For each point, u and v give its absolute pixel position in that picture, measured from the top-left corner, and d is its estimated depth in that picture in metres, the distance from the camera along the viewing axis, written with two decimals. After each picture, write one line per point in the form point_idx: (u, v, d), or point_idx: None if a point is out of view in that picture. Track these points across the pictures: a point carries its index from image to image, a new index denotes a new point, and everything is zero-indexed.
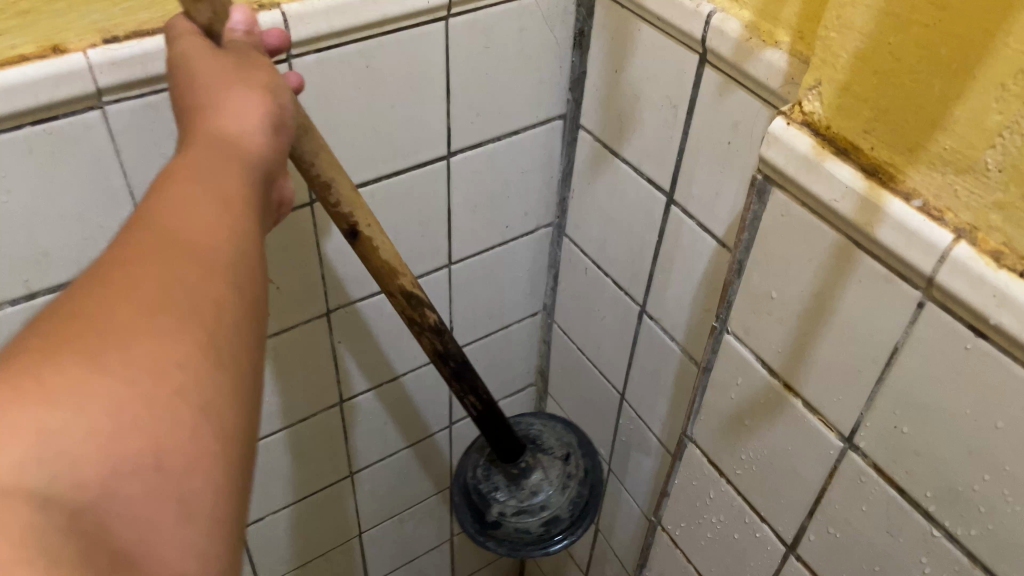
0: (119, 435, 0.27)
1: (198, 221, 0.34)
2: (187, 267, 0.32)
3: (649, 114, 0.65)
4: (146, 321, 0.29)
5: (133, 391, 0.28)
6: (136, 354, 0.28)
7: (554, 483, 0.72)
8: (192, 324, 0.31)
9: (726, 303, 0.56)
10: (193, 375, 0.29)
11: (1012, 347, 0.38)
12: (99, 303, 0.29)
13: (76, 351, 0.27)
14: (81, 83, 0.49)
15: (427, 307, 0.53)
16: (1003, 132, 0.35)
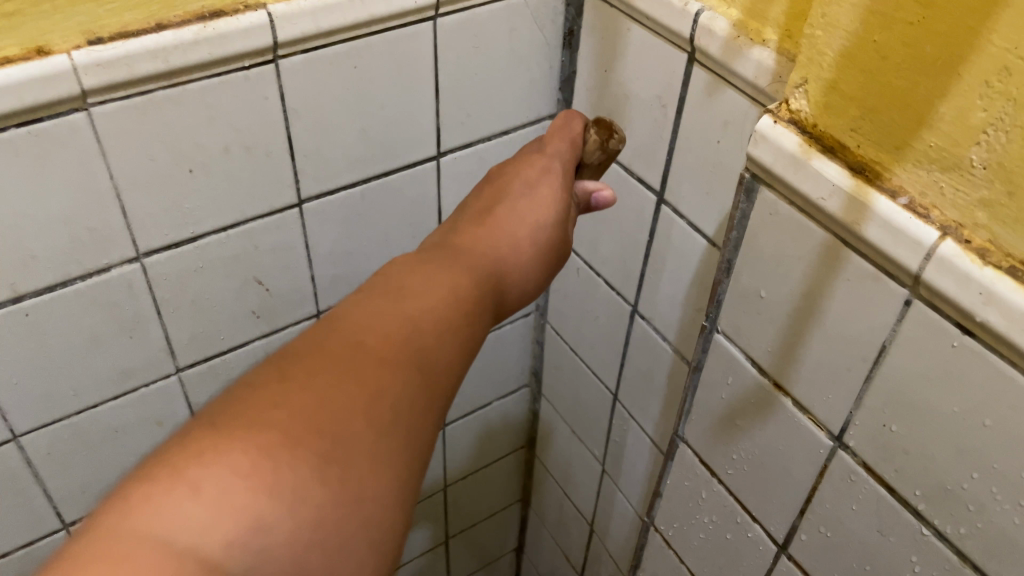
0: (308, 547, 0.33)
1: (445, 365, 0.41)
2: (412, 403, 0.38)
3: (638, 114, 0.65)
4: (368, 450, 0.36)
5: (334, 511, 0.34)
6: (347, 477, 0.35)
7: None
8: (393, 461, 0.36)
9: (716, 302, 0.56)
10: (377, 508, 0.35)
11: (998, 344, 0.38)
12: (346, 413, 0.36)
13: (314, 460, 0.34)
14: (65, 85, 0.49)
15: None
16: (987, 130, 0.35)
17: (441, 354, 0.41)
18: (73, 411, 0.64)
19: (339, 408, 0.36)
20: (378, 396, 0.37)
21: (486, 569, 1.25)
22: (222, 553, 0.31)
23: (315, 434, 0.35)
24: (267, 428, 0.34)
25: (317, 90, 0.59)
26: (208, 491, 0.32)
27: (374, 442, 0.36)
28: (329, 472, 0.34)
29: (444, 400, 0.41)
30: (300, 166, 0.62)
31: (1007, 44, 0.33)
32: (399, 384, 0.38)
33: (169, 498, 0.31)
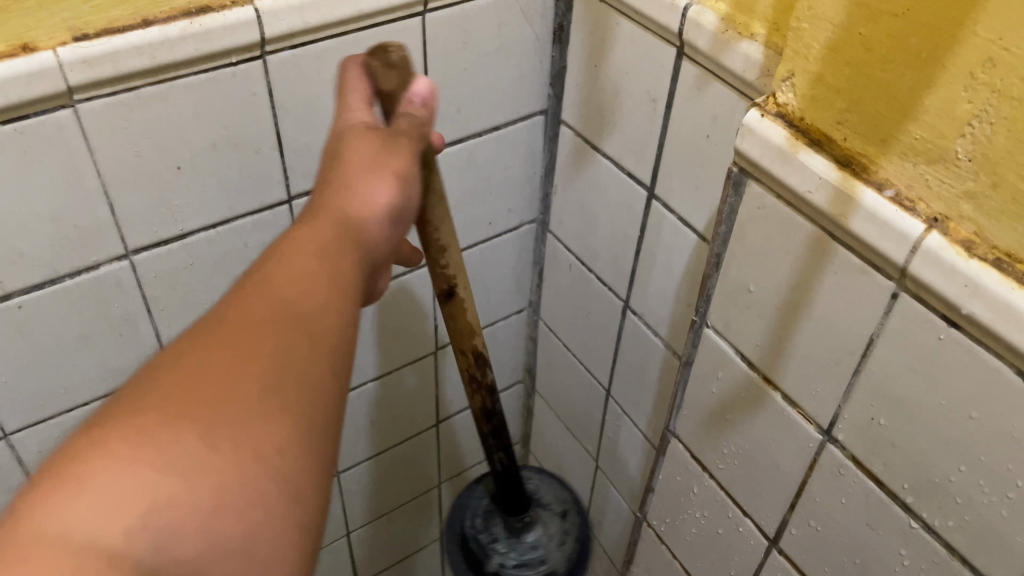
0: (215, 517, 0.29)
1: (319, 309, 0.36)
2: (302, 354, 0.34)
3: (628, 109, 0.65)
4: (258, 409, 0.32)
5: (235, 475, 0.30)
6: (244, 440, 0.31)
7: (553, 538, 0.75)
8: (296, 415, 0.33)
9: (705, 296, 0.55)
10: (290, 466, 0.32)
11: (984, 336, 0.38)
12: (227, 381, 0.32)
13: (196, 431, 0.30)
14: (51, 81, 0.48)
15: (489, 366, 0.59)
16: (972, 122, 0.35)
17: (311, 299, 0.36)
18: (64, 409, 0.64)
19: (213, 377, 0.32)
20: (256, 357, 0.33)
21: None
22: (126, 542, 0.27)
23: (192, 412, 0.31)
24: (135, 417, 0.30)
25: (305, 86, 0.59)
26: (94, 487, 0.28)
27: (264, 399, 0.32)
28: (215, 438, 0.31)
29: (342, 347, 0.36)
30: (290, 162, 0.62)
31: (991, 36, 0.33)
32: (274, 341, 0.34)
33: (52, 503, 0.27)
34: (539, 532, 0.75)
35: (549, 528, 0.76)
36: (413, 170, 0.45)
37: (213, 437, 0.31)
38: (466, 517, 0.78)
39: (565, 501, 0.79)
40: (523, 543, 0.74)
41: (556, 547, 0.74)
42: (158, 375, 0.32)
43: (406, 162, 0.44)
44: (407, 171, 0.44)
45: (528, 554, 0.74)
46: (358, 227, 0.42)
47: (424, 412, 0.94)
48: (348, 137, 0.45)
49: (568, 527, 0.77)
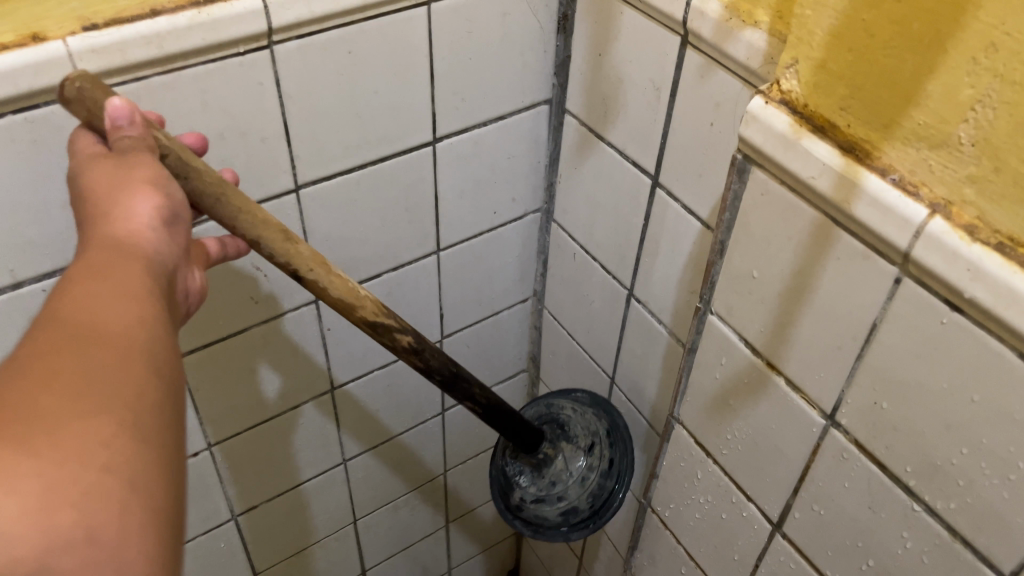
0: (51, 514, 0.29)
1: (108, 312, 0.36)
2: (106, 356, 0.34)
3: (632, 98, 0.66)
4: (77, 410, 0.31)
5: (65, 473, 0.29)
6: (64, 438, 0.30)
7: (574, 475, 0.75)
8: (119, 409, 0.32)
9: (710, 283, 0.56)
10: (121, 457, 0.31)
11: (987, 320, 0.38)
12: (32, 392, 0.31)
13: (16, 441, 0.29)
14: (61, 71, 0.49)
15: (397, 331, 0.52)
16: (975, 106, 0.36)
17: (101, 309, 0.36)
18: None
19: (21, 390, 0.31)
20: (62, 367, 0.32)
21: (485, 553, 1.26)
22: None
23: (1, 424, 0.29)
24: None
25: (311, 76, 0.59)
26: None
27: (78, 400, 0.31)
28: (36, 444, 0.29)
29: (149, 341, 0.36)
30: (297, 152, 0.63)
31: (994, 20, 0.33)
32: (74, 350, 0.33)
33: None
34: (559, 469, 0.75)
35: (571, 467, 0.75)
36: (163, 174, 0.44)
37: (31, 442, 0.29)
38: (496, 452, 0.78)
39: (594, 433, 0.77)
40: (544, 478, 0.75)
41: (578, 486, 0.75)
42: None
43: (154, 172, 0.43)
44: (159, 177, 0.43)
45: (549, 491, 0.75)
46: (136, 245, 0.41)
47: (430, 400, 0.95)
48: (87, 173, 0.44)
49: (592, 462, 0.75)
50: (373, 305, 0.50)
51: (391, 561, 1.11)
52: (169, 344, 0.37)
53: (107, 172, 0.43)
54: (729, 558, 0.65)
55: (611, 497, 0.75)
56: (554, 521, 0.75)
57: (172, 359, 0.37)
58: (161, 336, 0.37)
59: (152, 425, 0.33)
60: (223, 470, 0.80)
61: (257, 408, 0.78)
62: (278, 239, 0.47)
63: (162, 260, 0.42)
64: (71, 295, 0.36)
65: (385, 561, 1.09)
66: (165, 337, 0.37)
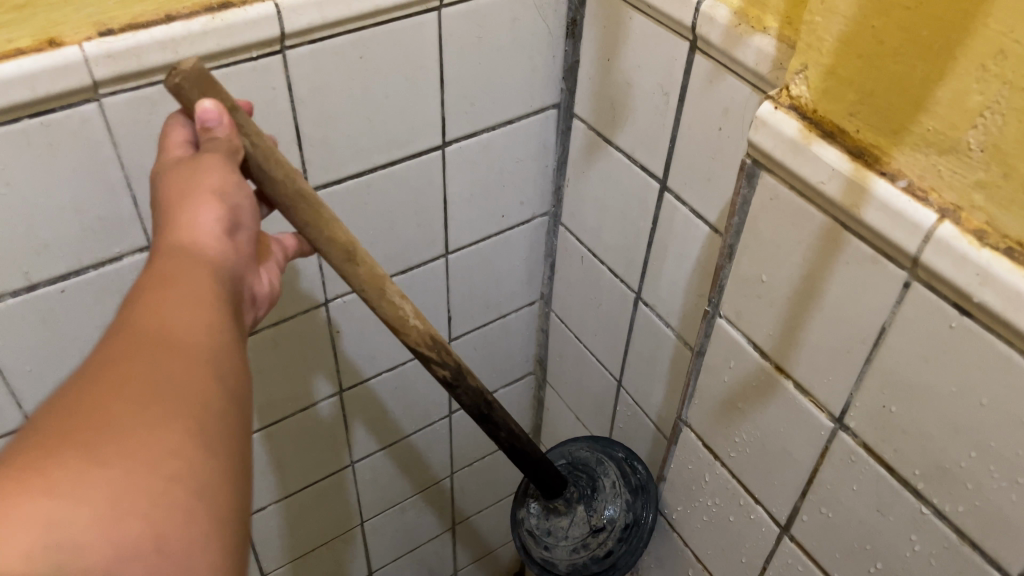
0: (121, 523, 0.29)
1: (179, 325, 0.36)
2: (176, 367, 0.34)
3: (641, 102, 0.66)
4: (143, 422, 0.31)
5: (135, 482, 0.30)
6: (133, 448, 0.30)
7: (569, 539, 0.74)
8: (185, 420, 0.33)
9: (719, 286, 0.56)
10: (188, 465, 0.31)
11: (995, 324, 0.39)
12: (106, 405, 0.31)
13: (87, 453, 0.29)
14: (77, 76, 0.49)
15: (436, 362, 0.53)
16: (984, 113, 0.36)
17: (172, 320, 0.36)
18: None
19: (94, 400, 0.31)
20: (132, 378, 0.33)
21: (491, 556, 1.26)
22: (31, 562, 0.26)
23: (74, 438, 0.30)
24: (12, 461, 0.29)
25: (323, 81, 0.60)
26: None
27: (149, 409, 0.32)
28: (105, 453, 0.30)
29: (217, 350, 0.36)
30: (307, 156, 0.63)
31: (1003, 28, 0.34)
32: (145, 360, 0.34)
33: None
34: (560, 526, 0.74)
35: (569, 531, 0.74)
36: (235, 179, 0.44)
37: (102, 453, 0.30)
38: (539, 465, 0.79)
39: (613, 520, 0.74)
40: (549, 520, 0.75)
41: (567, 550, 0.74)
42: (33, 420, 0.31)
43: (224, 178, 0.43)
44: (228, 184, 0.43)
45: (546, 533, 0.75)
46: (204, 252, 0.41)
47: (437, 402, 0.95)
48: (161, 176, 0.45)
49: (591, 542, 0.74)
50: (424, 332, 0.52)
51: (398, 564, 1.11)
52: (234, 353, 0.37)
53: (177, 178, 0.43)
54: (737, 561, 0.66)
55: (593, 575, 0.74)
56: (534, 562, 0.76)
57: (238, 367, 0.37)
58: (227, 345, 0.37)
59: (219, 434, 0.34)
60: None
61: (267, 407, 0.77)
62: (339, 257, 0.48)
63: (230, 267, 0.42)
64: (145, 307, 0.36)
65: (391, 563, 1.10)
66: (231, 346, 0.37)
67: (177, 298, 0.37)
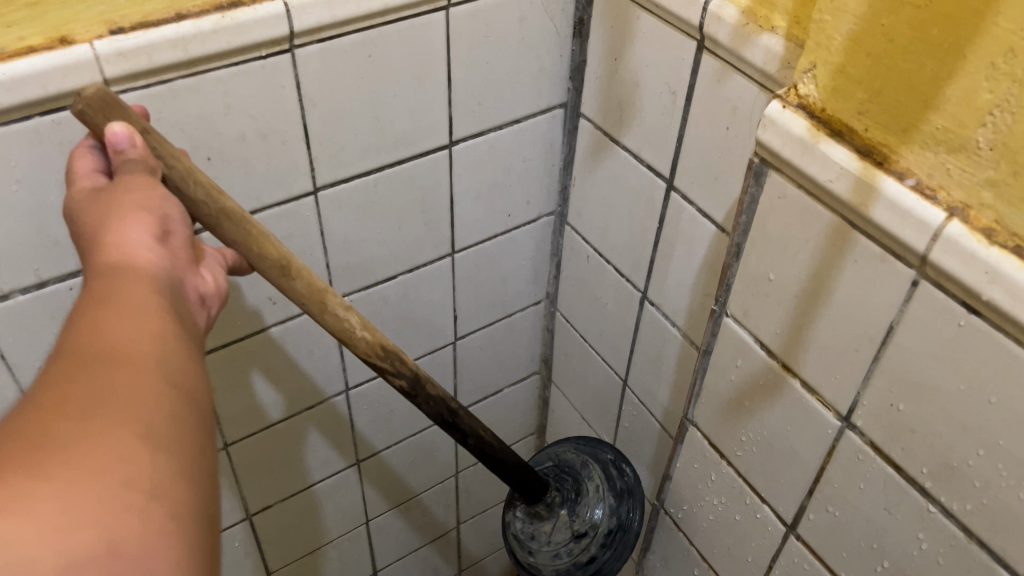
0: (72, 531, 0.28)
1: (110, 336, 0.35)
2: (116, 377, 0.33)
3: (648, 101, 0.66)
4: (83, 435, 0.31)
5: (80, 491, 0.29)
6: (75, 460, 0.30)
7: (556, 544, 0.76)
8: (131, 426, 0.32)
9: (725, 285, 0.57)
10: (139, 471, 0.31)
11: (1004, 323, 0.39)
12: (39, 424, 0.30)
13: (26, 468, 0.29)
14: (88, 74, 0.50)
15: (389, 371, 0.53)
16: (993, 111, 0.36)
17: (102, 335, 0.35)
18: None
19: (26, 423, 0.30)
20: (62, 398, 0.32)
21: (495, 555, 1.27)
22: None
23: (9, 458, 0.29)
24: None
25: (332, 79, 0.60)
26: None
27: (87, 422, 0.31)
28: (45, 468, 0.29)
29: (154, 357, 0.36)
30: (316, 155, 0.64)
31: (1012, 27, 0.34)
32: (76, 379, 0.33)
33: None
34: (544, 530, 0.76)
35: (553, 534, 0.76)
36: (157, 194, 0.43)
37: (43, 467, 0.29)
38: None
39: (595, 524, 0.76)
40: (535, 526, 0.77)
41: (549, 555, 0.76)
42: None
43: (147, 194, 0.43)
44: (150, 200, 0.43)
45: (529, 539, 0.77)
46: (141, 263, 0.40)
47: None
48: (83, 208, 0.44)
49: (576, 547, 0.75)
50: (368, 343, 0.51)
51: (402, 562, 1.11)
52: (179, 356, 0.37)
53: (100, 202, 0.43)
54: (743, 559, 0.66)
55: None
56: (520, 565, 0.78)
57: (184, 373, 0.37)
58: (170, 350, 0.37)
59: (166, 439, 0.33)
60: (238, 469, 0.80)
61: (273, 406, 0.79)
62: (273, 271, 0.48)
63: (169, 279, 0.42)
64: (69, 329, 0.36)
65: (396, 561, 1.10)
66: (175, 350, 0.37)
67: (108, 312, 0.37)
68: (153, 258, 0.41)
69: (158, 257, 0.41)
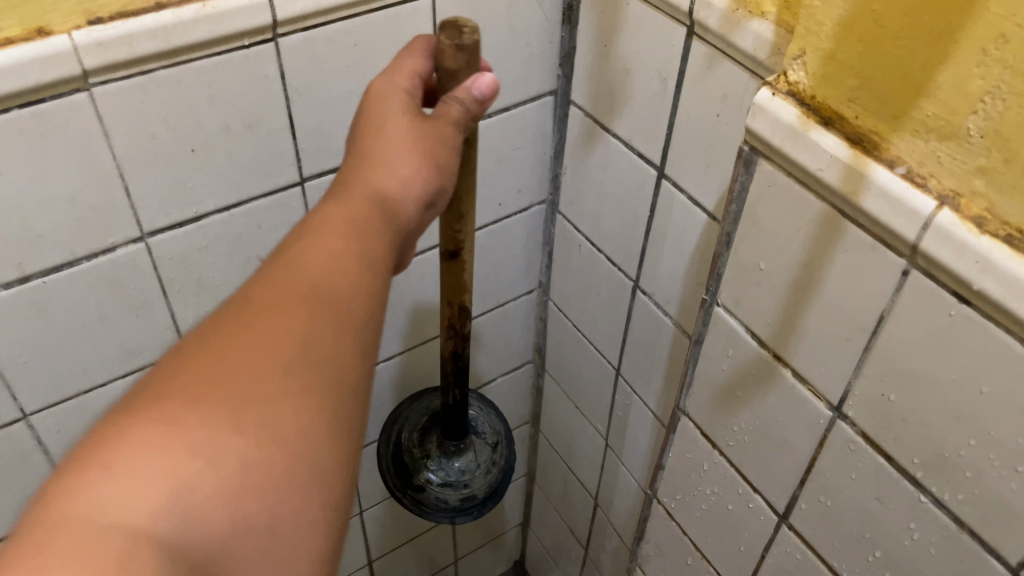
0: (241, 498, 0.32)
1: (340, 283, 0.39)
2: (324, 336, 0.37)
3: (638, 88, 0.65)
4: (282, 393, 0.35)
5: (261, 454, 0.33)
6: (266, 417, 0.34)
7: (480, 466, 0.77)
8: (319, 396, 0.36)
9: (716, 274, 0.56)
10: (312, 444, 0.35)
11: (995, 313, 0.38)
12: (252, 362, 0.35)
13: (226, 414, 0.33)
14: (67, 65, 0.49)
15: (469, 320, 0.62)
16: (985, 98, 0.35)
17: (337, 279, 0.39)
18: (81, 390, 0.65)
19: (241, 357, 0.35)
20: (278, 339, 0.36)
21: (491, 544, 1.27)
22: (153, 518, 0.30)
23: (218, 395, 0.34)
24: (157, 405, 0.33)
25: (317, 68, 0.59)
26: (119, 470, 0.30)
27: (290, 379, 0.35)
28: (241, 417, 0.34)
29: (360, 321, 0.39)
30: (302, 145, 0.63)
31: (1004, 12, 0.33)
32: (296, 323, 0.37)
33: (83, 484, 0.30)
34: (467, 466, 0.76)
35: (477, 456, 0.77)
36: (448, 151, 0.46)
37: (239, 417, 0.33)
38: (404, 429, 0.78)
39: (499, 433, 0.81)
40: (453, 466, 0.75)
41: (481, 477, 0.76)
42: (172, 359, 0.35)
43: (442, 141, 0.46)
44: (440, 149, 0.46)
45: (455, 477, 0.75)
46: (391, 203, 0.44)
47: None
48: (384, 105, 0.46)
49: (495, 458, 0.78)
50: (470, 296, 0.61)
51: (397, 551, 1.12)
52: (377, 321, 0.41)
53: (388, 122, 0.46)
54: (736, 549, 0.65)
55: (483, 504, 0.76)
56: (419, 509, 0.75)
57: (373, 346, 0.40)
58: (374, 313, 0.41)
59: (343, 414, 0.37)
60: None
61: None
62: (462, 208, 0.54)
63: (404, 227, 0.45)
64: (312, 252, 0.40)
65: (391, 550, 1.10)
66: (377, 313, 0.41)
67: (346, 254, 0.40)
68: (405, 204, 0.45)
69: (409, 204, 0.45)
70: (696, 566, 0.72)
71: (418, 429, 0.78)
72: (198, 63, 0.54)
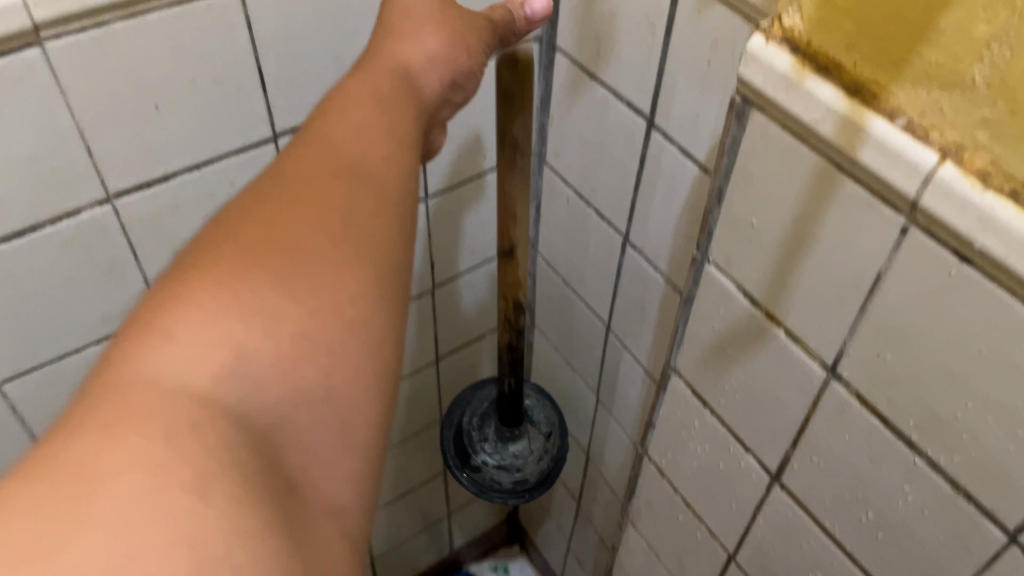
0: (296, 363, 0.34)
1: (371, 150, 0.41)
2: (366, 199, 0.39)
3: (626, 34, 0.62)
4: (332, 258, 0.37)
5: (313, 318, 0.35)
6: (317, 281, 0.36)
7: (533, 452, 0.81)
8: (366, 259, 0.38)
9: (707, 231, 0.54)
10: (363, 309, 0.37)
11: (998, 273, 0.36)
12: (301, 227, 0.37)
13: (275, 276, 0.35)
14: (17, 19, 0.46)
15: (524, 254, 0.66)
16: (992, 45, 0.34)
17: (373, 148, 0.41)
18: (53, 356, 0.63)
19: (288, 224, 0.37)
20: (327, 205, 0.38)
21: (484, 496, 1.27)
22: (208, 383, 0.32)
23: (269, 258, 0.36)
24: (211, 270, 0.35)
25: (286, 17, 0.56)
26: (183, 334, 0.33)
27: (337, 245, 0.37)
28: (292, 282, 0.36)
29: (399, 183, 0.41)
30: (273, 99, 0.60)
31: None
32: (343, 189, 0.38)
33: (150, 348, 0.32)
34: (519, 449, 0.81)
35: (529, 445, 0.82)
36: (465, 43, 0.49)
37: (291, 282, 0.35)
38: (464, 414, 0.84)
39: (553, 423, 0.84)
40: (505, 449, 0.81)
41: (534, 463, 0.81)
42: (228, 223, 0.38)
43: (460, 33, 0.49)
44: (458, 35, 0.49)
45: (509, 460, 0.81)
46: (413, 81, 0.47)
47: (424, 349, 0.93)
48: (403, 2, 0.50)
49: (549, 445, 0.82)
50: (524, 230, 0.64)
51: (389, 507, 1.12)
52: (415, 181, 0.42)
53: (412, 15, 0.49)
54: (727, 508, 0.65)
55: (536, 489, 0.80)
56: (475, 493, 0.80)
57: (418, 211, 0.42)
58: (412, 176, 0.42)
59: (391, 268, 0.39)
60: None
61: None
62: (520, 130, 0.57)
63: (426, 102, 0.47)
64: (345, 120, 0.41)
65: (384, 506, 1.10)
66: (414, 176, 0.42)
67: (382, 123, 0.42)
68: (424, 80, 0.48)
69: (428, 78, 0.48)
70: (687, 523, 0.71)
71: (477, 414, 0.84)
72: (158, 15, 0.50)
